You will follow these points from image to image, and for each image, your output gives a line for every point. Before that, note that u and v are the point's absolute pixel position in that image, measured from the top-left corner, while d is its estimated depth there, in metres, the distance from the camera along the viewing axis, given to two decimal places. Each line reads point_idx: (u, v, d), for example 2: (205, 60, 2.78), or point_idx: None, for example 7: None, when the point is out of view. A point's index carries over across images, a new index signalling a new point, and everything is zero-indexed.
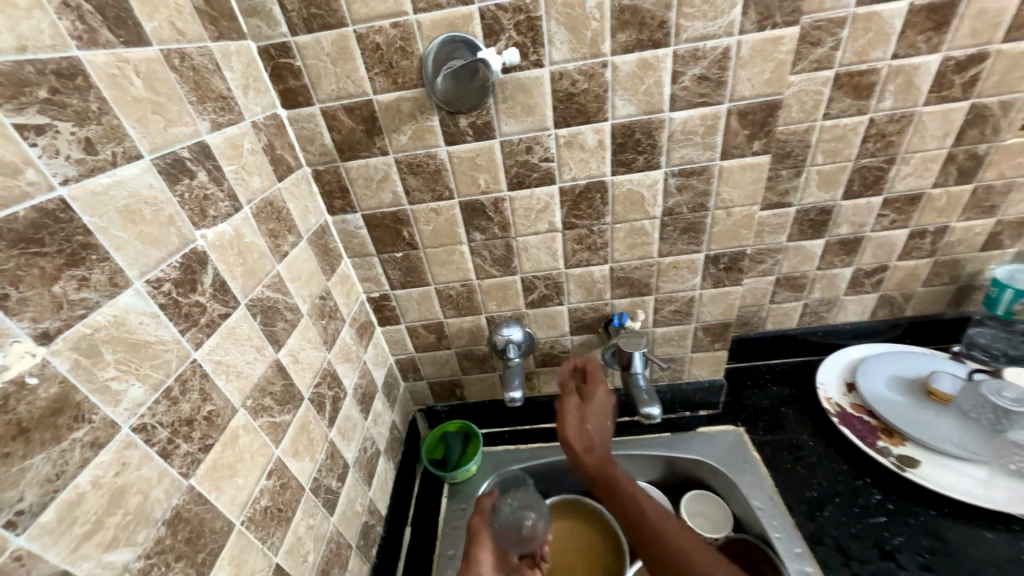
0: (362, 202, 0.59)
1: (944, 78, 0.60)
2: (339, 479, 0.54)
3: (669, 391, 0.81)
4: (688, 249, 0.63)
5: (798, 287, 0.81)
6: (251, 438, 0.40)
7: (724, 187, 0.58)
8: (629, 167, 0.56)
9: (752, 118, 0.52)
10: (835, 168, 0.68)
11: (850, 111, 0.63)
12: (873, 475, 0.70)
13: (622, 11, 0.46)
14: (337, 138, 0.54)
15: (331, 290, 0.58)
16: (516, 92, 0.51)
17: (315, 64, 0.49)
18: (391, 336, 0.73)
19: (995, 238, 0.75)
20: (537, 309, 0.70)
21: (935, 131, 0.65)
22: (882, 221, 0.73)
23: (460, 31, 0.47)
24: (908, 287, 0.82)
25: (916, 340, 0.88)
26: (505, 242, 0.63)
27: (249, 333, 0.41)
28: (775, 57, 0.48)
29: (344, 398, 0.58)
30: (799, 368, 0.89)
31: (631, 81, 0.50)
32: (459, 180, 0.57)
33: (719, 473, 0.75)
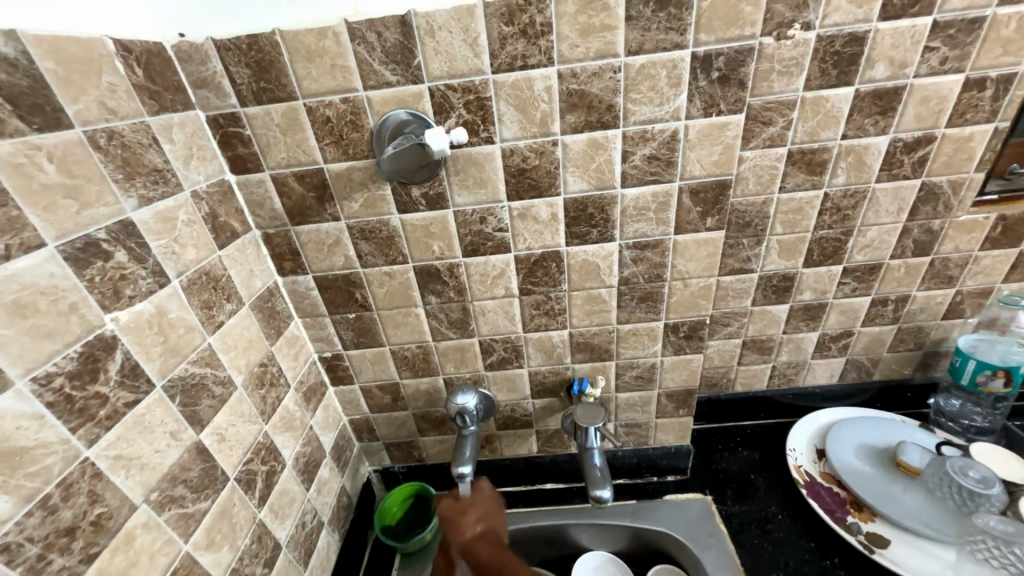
0: (313, 264, 0.57)
1: (894, 158, 0.62)
2: (266, 564, 0.50)
3: (635, 456, 0.79)
4: (647, 317, 0.62)
5: (766, 350, 0.80)
6: (153, 536, 0.37)
7: (679, 260, 0.57)
8: (583, 239, 0.56)
9: (704, 196, 0.53)
10: (795, 238, 0.68)
11: (805, 185, 0.64)
12: (841, 554, 0.68)
13: (570, 95, 0.47)
14: (287, 203, 0.53)
15: (275, 354, 0.56)
16: (467, 165, 0.51)
17: (264, 133, 0.48)
18: (345, 396, 0.70)
19: (956, 308, 0.76)
20: (496, 371, 0.68)
21: (889, 207, 0.66)
22: (844, 289, 0.73)
23: (410, 107, 0.47)
24: (875, 352, 0.81)
25: (886, 404, 0.87)
26: (461, 306, 0.61)
27: (163, 417, 0.39)
28: (723, 141, 0.49)
29: (281, 471, 0.54)
30: (769, 431, 0.87)
31: (582, 159, 0.50)
32: (412, 246, 0.56)
33: (685, 548, 0.72)
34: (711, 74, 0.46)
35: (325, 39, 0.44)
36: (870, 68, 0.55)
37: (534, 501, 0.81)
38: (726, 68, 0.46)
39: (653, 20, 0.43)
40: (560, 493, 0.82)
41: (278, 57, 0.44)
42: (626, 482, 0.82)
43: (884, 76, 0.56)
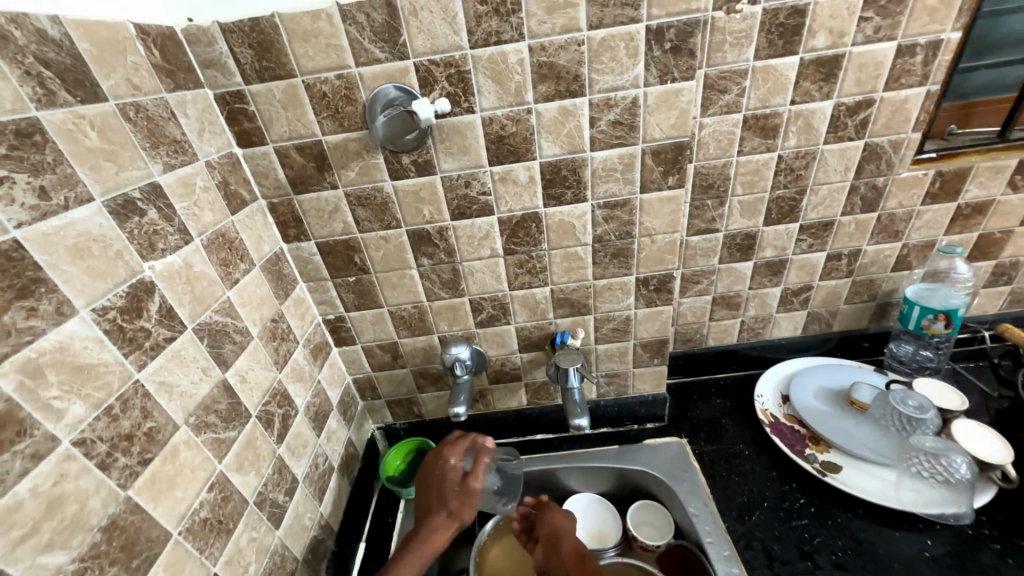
0: (315, 230, 0.63)
1: (839, 121, 0.68)
2: (286, 494, 0.57)
3: (616, 405, 0.86)
4: (620, 272, 0.69)
5: (734, 305, 0.87)
6: (193, 453, 0.43)
7: (646, 218, 0.64)
8: (559, 200, 0.62)
9: (664, 157, 0.59)
10: (754, 198, 0.75)
11: (760, 148, 0.70)
12: (799, 479, 0.76)
13: (540, 67, 0.52)
14: (290, 174, 0.58)
15: (284, 312, 0.62)
16: (452, 134, 0.56)
17: (267, 109, 0.54)
18: (347, 356, 0.77)
19: (904, 260, 0.83)
20: (486, 328, 0.75)
21: (837, 166, 0.72)
22: (802, 246, 0.81)
23: (398, 82, 0.53)
24: (833, 304, 0.89)
25: (846, 353, 0.94)
26: (451, 266, 0.67)
27: (194, 355, 0.45)
28: (678, 105, 0.55)
29: (294, 415, 0.61)
30: (740, 382, 0.95)
31: (554, 125, 0.56)
32: (404, 211, 0.62)
33: (663, 484, 0.79)
34: (664, 44, 0.51)
35: (319, 20, 0.49)
36: (812, 38, 0.61)
37: (526, 450, 0.89)
38: (677, 39, 0.51)
39: None
40: (549, 443, 0.89)
41: (277, 38, 0.50)
42: (609, 430, 0.89)
43: (825, 45, 0.62)
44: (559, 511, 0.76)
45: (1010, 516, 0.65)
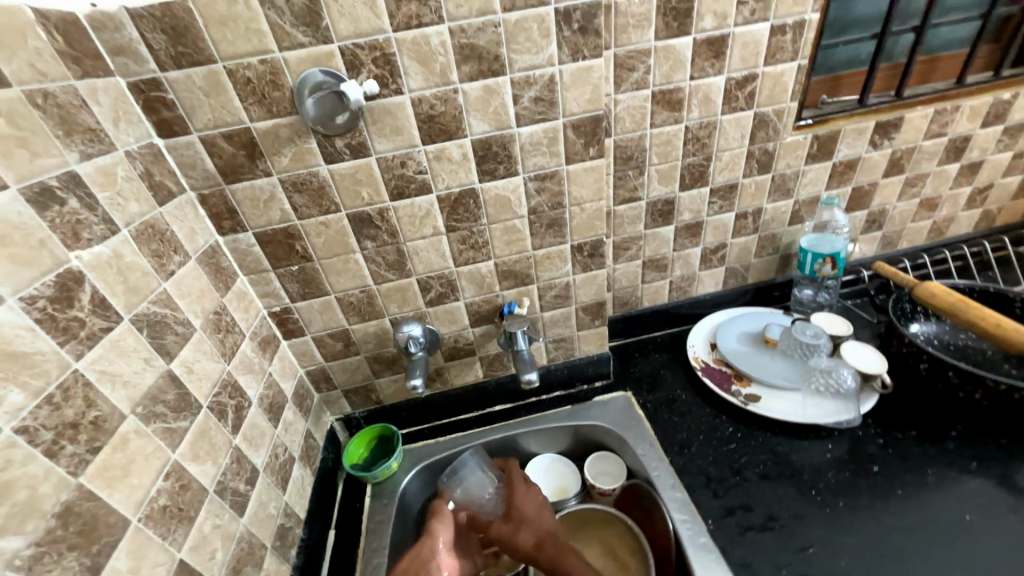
0: (251, 221, 0.63)
1: (732, 93, 0.78)
2: (247, 482, 0.57)
3: (566, 368, 0.92)
4: (556, 240, 0.75)
5: (662, 267, 0.96)
6: (145, 442, 0.43)
7: (574, 187, 0.70)
8: (493, 175, 0.66)
9: (584, 130, 0.65)
10: (669, 166, 0.83)
11: (669, 121, 0.78)
12: (727, 411, 0.85)
13: (462, 48, 0.56)
14: (219, 163, 0.58)
15: (227, 305, 0.61)
16: (383, 115, 0.58)
17: (187, 96, 0.53)
18: (298, 348, 0.76)
19: (797, 215, 0.96)
20: (436, 306, 0.77)
21: (735, 134, 0.82)
22: (714, 207, 0.91)
23: (325, 65, 0.54)
24: (745, 259, 1.00)
25: (761, 302, 1.07)
26: (395, 247, 0.69)
27: (135, 345, 0.44)
28: (590, 81, 0.61)
29: (248, 406, 0.61)
30: (674, 337, 1.04)
31: (480, 103, 0.60)
32: (342, 194, 0.63)
33: (614, 433, 0.87)
34: (573, 24, 0.57)
35: (236, 4, 0.49)
36: (701, 20, 0.70)
37: (486, 422, 0.93)
38: (583, 20, 0.57)
39: None
40: (508, 412, 0.94)
41: (192, 22, 0.49)
42: (562, 393, 0.95)
43: (712, 26, 0.71)
44: (524, 491, 0.79)
45: (891, 413, 0.78)
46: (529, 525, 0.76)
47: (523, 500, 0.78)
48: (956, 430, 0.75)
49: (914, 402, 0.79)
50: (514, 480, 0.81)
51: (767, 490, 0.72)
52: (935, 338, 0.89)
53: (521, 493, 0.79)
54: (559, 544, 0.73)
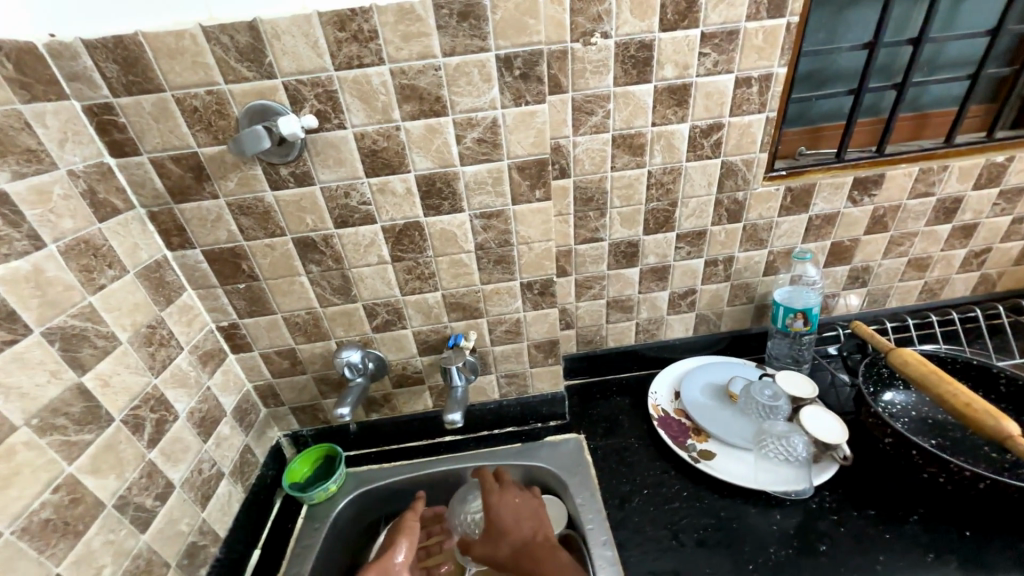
0: (199, 239, 0.65)
1: (696, 141, 0.77)
2: (157, 498, 0.57)
3: (518, 404, 0.90)
4: (504, 277, 0.74)
5: (627, 308, 0.94)
6: (35, 454, 0.44)
7: (521, 227, 0.69)
8: (438, 210, 0.66)
9: (529, 172, 0.65)
10: (632, 209, 0.82)
11: (631, 165, 0.78)
12: (677, 466, 0.82)
13: (403, 88, 0.57)
14: (167, 183, 0.60)
15: (165, 319, 0.63)
16: (326, 148, 0.60)
17: (138, 121, 0.56)
18: (245, 363, 0.77)
19: (771, 266, 0.93)
20: (382, 333, 0.77)
21: (701, 181, 0.81)
22: (681, 253, 0.88)
23: (268, 98, 0.56)
24: (717, 306, 0.97)
25: (734, 352, 1.03)
26: (341, 273, 0.70)
27: (42, 357, 0.46)
28: (534, 125, 0.61)
29: (173, 420, 0.61)
30: (640, 380, 1.01)
31: (423, 141, 0.61)
32: (287, 219, 0.65)
33: (559, 478, 0.84)
34: (514, 71, 0.57)
35: (183, 39, 0.52)
36: (661, 69, 0.70)
37: (434, 451, 0.91)
38: (525, 67, 0.57)
39: (459, 28, 0.54)
40: (457, 444, 0.92)
41: (142, 54, 0.52)
42: (514, 429, 0.93)
43: (674, 75, 0.70)
44: (504, 497, 0.79)
45: (850, 488, 0.73)
46: (507, 536, 0.76)
47: (493, 512, 0.77)
48: (918, 515, 0.69)
49: (876, 478, 0.74)
50: (487, 491, 0.80)
51: (702, 559, 0.68)
52: (910, 409, 0.83)
53: (502, 498, 0.79)
54: (534, 553, 0.72)
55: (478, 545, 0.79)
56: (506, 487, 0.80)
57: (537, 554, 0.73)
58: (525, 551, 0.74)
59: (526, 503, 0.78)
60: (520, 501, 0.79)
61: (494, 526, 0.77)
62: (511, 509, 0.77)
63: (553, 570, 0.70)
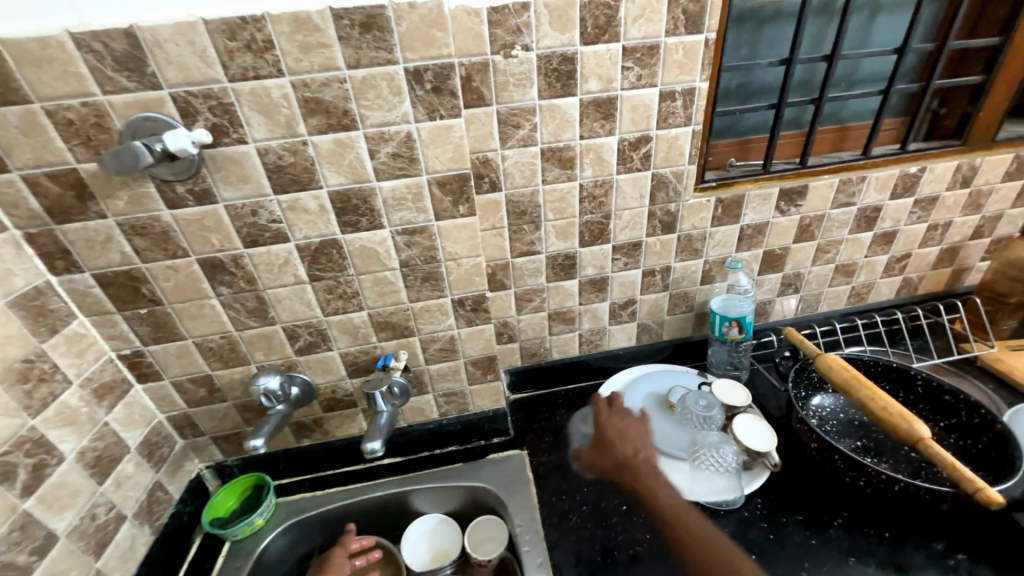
0: (88, 262, 0.59)
1: (626, 154, 0.77)
2: (32, 553, 0.51)
3: (459, 422, 0.87)
4: (433, 294, 0.72)
5: (569, 320, 0.93)
6: None
7: (447, 243, 0.67)
8: (356, 227, 0.63)
9: (450, 187, 0.63)
10: (566, 222, 0.81)
11: (562, 178, 0.77)
12: (617, 479, 0.81)
13: (307, 102, 0.54)
14: (45, 203, 0.55)
15: (47, 352, 0.57)
16: (227, 163, 0.56)
17: (2, 135, 0.50)
18: (155, 393, 0.71)
19: (708, 275, 0.94)
20: (307, 355, 0.73)
21: (633, 193, 0.81)
22: (618, 264, 0.88)
23: (155, 111, 0.52)
24: (658, 316, 0.98)
25: (679, 359, 1.04)
26: (255, 294, 0.66)
27: None
28: (452, 140, 0.59)
29: (56, 463, 0.56)
30: (587, 392, 1.00)
31: (333, 156, 0.58)
32: (189, 239, 0.60)
33: (501, 500, 0.82)
34: (425, 85, 0.55)
35: (49, 47, 0.47)
36: (585, 82, 0.69)
37: (372, 476, 0.87)
38: (436, 80, 0.55)
39: (362, 40, 0.52)
40: (398, 466, 0.88)
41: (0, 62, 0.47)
42: (458, 448, 0.90)
43: (598, 89, 0.70)
44: (624, 417, 0.86)
45: (779, 495, 0.75)
46: (613, 451, 0.82)
47: (604, 431, 0.85)
48: (840, 518, 0.71)
49: (803, 484, 0.76)
50: (600, 412, 0.89)
51: None
52: (838, 413, 0.86)
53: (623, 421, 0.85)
54: (637, 470, 0.77)
55: (583, 455, 0.85)
56: (618, 411, 0.87)
57: (639, 470, 0.77)
58: (625, 467, 0.79)
59: (634, 428, 0.84)
60: (627, 425, 0.85)
61: (605, 440, 0.84)
62: (632, 429, 0.84)
63: (654, 487, 0.75)
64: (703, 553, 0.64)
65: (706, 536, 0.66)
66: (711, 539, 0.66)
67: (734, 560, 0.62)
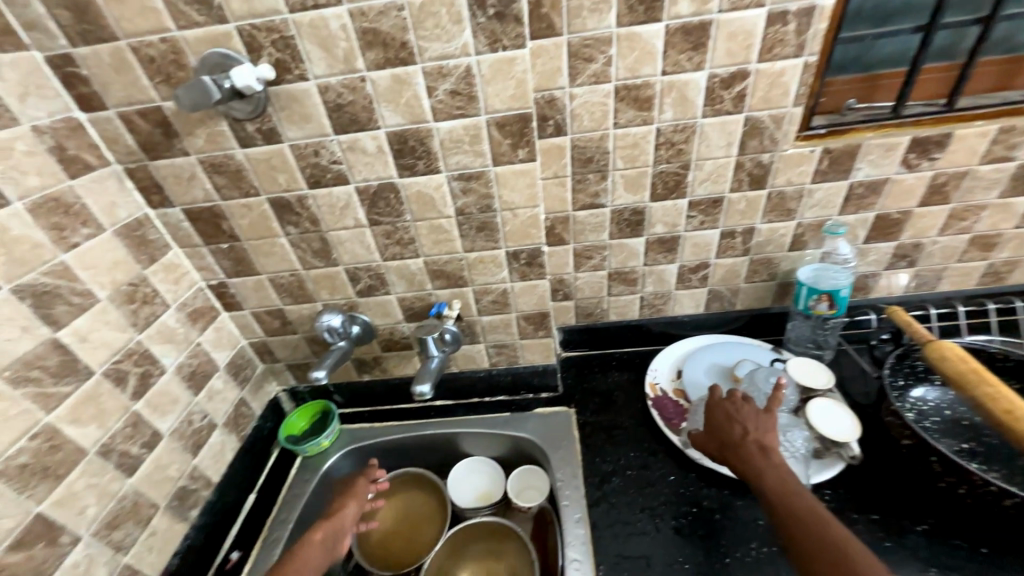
0: (177, 197, 0.64)
1: (715, 94, 0.66)
2: (144, 445, 0.61)
3: (509, 374, 0.88)
4: (488, 244, 0.70)
5: (631, 281, 0.87)
6: (8, 404, 0.46)
7: (504, 191, 0.64)
8: (413, 171, 0.62)
9: (510, 129, 0.58)
10: (637, 172, 0.74)
11: (636, 121, 0.69)
12: (666, 449, 0.78)
13: (365, 33, 0.51)
14: (138, 139, 0.59)
15: (149, 277, 0.64)
16: (290, 101, 0.56)
17: (99, 73, 0.54)
18: (238, 321, 0.79)
19: (800, 240, 0.82)
20: (367, 297, 0.76)
21: (719, 141, 0.71)
22: (692, 222, 0.80)
23: (223, 46, 0.52)
24: (733, 283, 0.88)
25: (751, 332, 0.94)
26: (319, 236, 0.68)
27: (11, 314, 0.47)
28: (514, 75, 0.54)
29: (159, 374, 0.64)
30: (643, 357, 0.95)
31: (391, 94, 0.55)
32: (260, 179, 0.63)
33: (543, 452, 0.83)
34: (487, 10, 0.50)
35: None
36: (674, 4, 0.59)
37: (424, 415, 0.92)
38: (500, 4, 0.50)
39: None
40: (448, 409, 0.91)
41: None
42: (506, 399, 0.91)
43: (689, 11, 0.60)
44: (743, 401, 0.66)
45: (852, 489, 0.67)
46: (721, 437, 0.64)
47: (710, 412, 0.67)
48: (925, 525, 0.62)
49: (884, 482, 0.67)
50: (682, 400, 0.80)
51: (677, 547, 0.65)
52: (942, 409, 0.74)
53: (738, 402, 0.66)
54: (740, 449, 0.61)
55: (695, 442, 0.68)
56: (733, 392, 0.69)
57: (759, 463, 0.58)
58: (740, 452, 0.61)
59: (750, 412, 0.64)
60: (738, 403, 0.66)
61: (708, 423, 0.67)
62: (751, 414, 0.64)
63: (765, 473, 0.57)
64: (794, 509, 0.53)
65: (818, 513, 0.52)
66: (823, 516, 0.52)
67: (849, 546, 0.48)
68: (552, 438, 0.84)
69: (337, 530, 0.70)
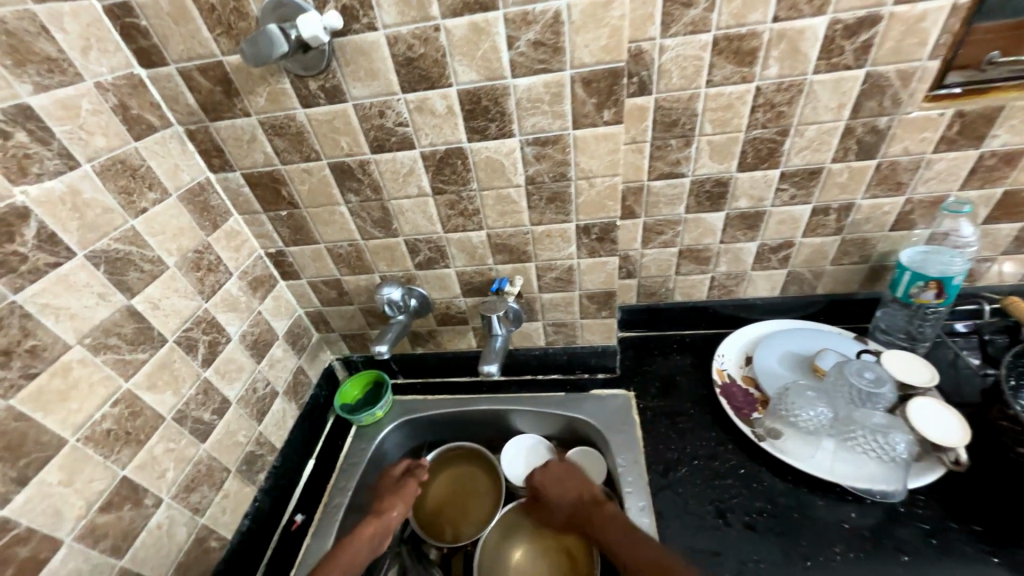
0: (237, 160, 0.62)
1: (833, 44, 0.57)
2: (214, 412, 0.61)
3: (565, 353, 0.84)
4: (558, 218, 0.64)
5: (703, 260, 0.81)
6: (90, 370, 0.46)
7: (582, 157, 0.58)
8: (483, 134, 0.56)
9: (597, 86, 0.51)
10: (726, 138, 0.66)
11: (734, 79, 0.60)
12: (736, 439, 0.73)
13: None
14: (199, 98, 0.56)
15: (212, 244, 0.63)
16: (356, 55, 0.51)
17: (159, 24, 0.50)
18: (295, 290, 0.78)
19: (905, 219, 0.72)
20: (425, 270, 0.73)
21: (829, 101, 0.61)
22: (783, 196, 0.71)
23: None
24: (817, 264, 0.80)
25: (831, 319, 0.86)
26: (380, 204, 0.65)
27: (87, 280, 0.46)
28: (609, 22, 0.47)
29: (225, 342, 0.64)
30: (707, 340, 0.89)
31: (466, 46, 0.50)
32: (322, 142, 0.59)
33: (601, 435, 0.79)
34: None
35: None
36: None
37: (476, 390, 0.90)
38: None
39: None
40: (500, 385, 0.90)
41: None
42: (560, 377, 0.88)
43: None
44: (546, 467, 0.74)
45: (951, 497, 0.61)
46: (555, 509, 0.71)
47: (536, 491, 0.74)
48: None
49: (990, 492, 0.61)
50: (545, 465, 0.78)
51: (750, 545, 0.62)
52: None
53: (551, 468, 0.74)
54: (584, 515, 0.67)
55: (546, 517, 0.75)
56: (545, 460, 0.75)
57: (600, 526, 0.64)
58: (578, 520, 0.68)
59: (567, 471, 0.73)
60: (545, 473, 0.74)
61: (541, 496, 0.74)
62: (558, 480, 0.72)
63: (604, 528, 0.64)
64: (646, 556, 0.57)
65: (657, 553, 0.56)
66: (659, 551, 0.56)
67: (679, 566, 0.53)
68: (610, 420, 0.80)
69: (384, 528, 0.67)
